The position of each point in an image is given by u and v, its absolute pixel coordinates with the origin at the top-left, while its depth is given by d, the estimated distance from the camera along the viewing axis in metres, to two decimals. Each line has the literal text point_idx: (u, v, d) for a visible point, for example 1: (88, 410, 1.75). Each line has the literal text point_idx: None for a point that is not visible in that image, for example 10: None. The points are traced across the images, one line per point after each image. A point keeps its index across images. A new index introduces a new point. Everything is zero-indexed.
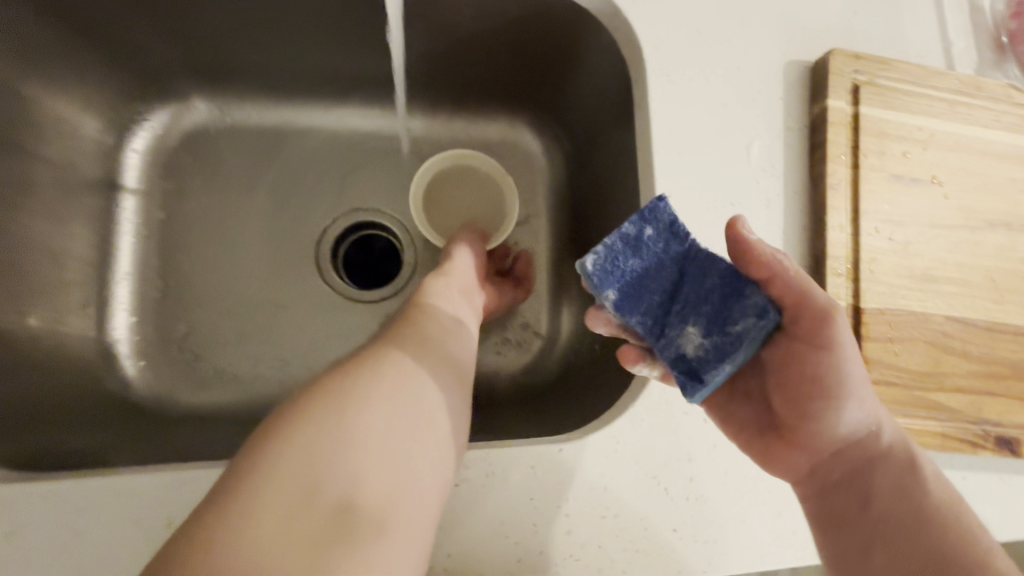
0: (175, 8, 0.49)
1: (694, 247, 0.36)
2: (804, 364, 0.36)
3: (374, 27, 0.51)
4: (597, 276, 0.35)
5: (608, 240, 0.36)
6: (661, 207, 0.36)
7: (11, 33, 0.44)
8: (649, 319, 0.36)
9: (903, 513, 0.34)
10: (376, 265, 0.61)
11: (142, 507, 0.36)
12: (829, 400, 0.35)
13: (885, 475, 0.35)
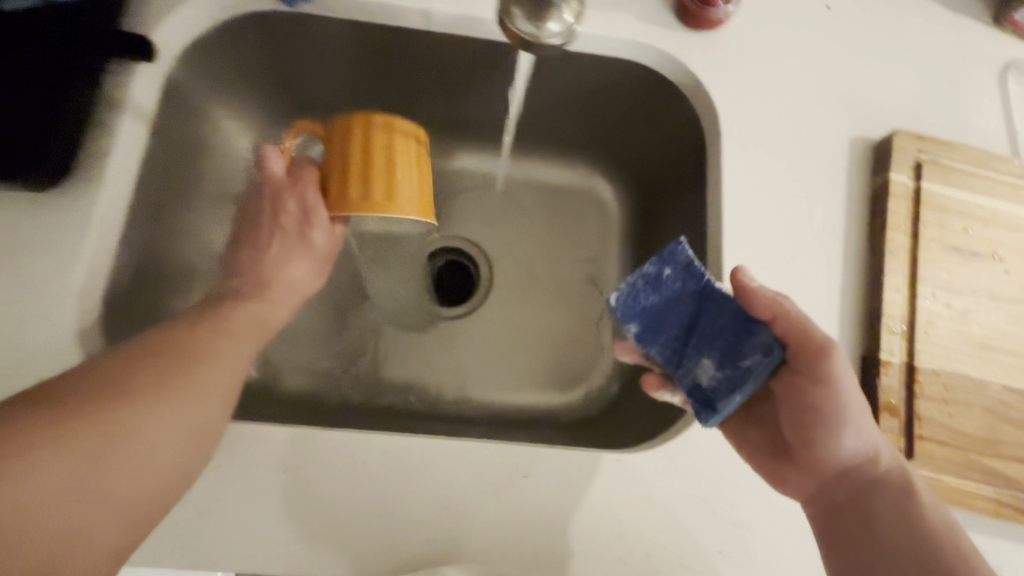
0: (330, 60, 0.58)
1: (710, 285, 0.39)
2: (805, 393, 0.38)
3: (485, 85, 0.60)
4: (620, 311, 0.39)
5: (629, 278, 0.40)
6: (679, 249, 0.39)
7: (206, 68, 0.54)
8: (668, 350, 0.40)
9: (903, 536, 0.36)
10: (453, 284, 0.69)
11: (251, 453, 0.41)
12: (829, 427, 0.38)
13: (885, 500, 0.38)
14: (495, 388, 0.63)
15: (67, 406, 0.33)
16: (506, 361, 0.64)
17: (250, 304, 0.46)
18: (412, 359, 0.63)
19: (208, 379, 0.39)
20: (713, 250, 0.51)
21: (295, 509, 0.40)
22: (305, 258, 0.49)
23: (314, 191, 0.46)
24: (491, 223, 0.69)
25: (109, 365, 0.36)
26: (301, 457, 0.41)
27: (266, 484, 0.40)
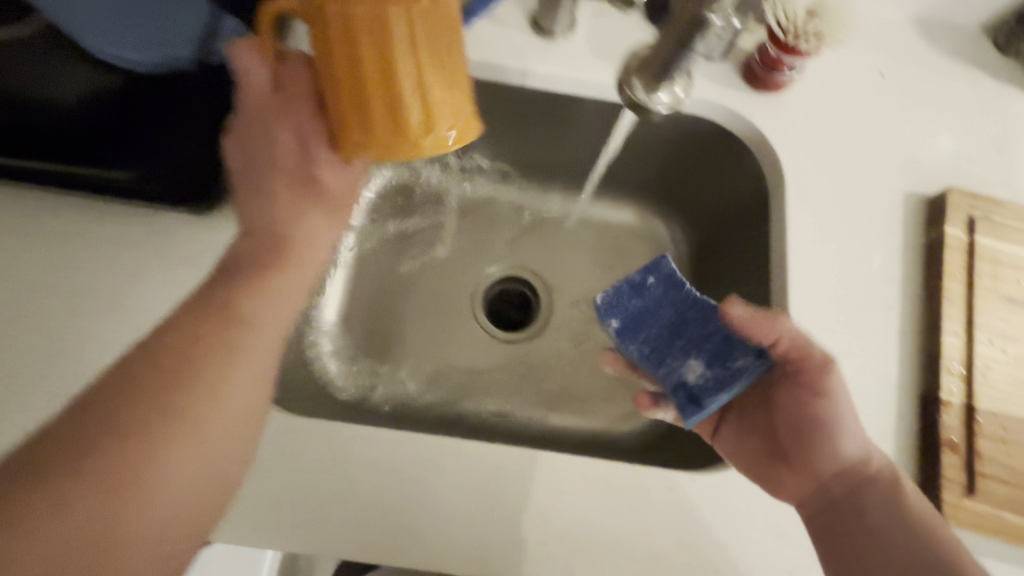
0: None
1: (689, 293, 0.45)
2: (799, 399, 0.45)
3: (562, 131, 0.67)
4: (604, 309, 0.47)
5: (617, 282, 0.47)
6: (663, 261, 0.47)
7: None
8: (647, 348, 0.45)
9: (898, 529, 0.41)
10: (514, 313, 0.76)
11: (366, 452, 0.46)
12: (824, 431, 0.44)
13: (878, 496, 0.42)
14: (545, 410, 0.69)
15: (95, 428, 0.32)
16: (564, 383, 0.70)
17: (275, 277, 0.40)
18: (470, 381, 0.69)
19: (235, 390, 0.36)
20: (777, 289, 0.55)
21: (402, 504, 0.45)
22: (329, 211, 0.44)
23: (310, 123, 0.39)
24: (554, 259, 0.76)
25: (124, 379, 0.34)
26: (402, 456, 0.46)
27: (379, 480, 0.45)
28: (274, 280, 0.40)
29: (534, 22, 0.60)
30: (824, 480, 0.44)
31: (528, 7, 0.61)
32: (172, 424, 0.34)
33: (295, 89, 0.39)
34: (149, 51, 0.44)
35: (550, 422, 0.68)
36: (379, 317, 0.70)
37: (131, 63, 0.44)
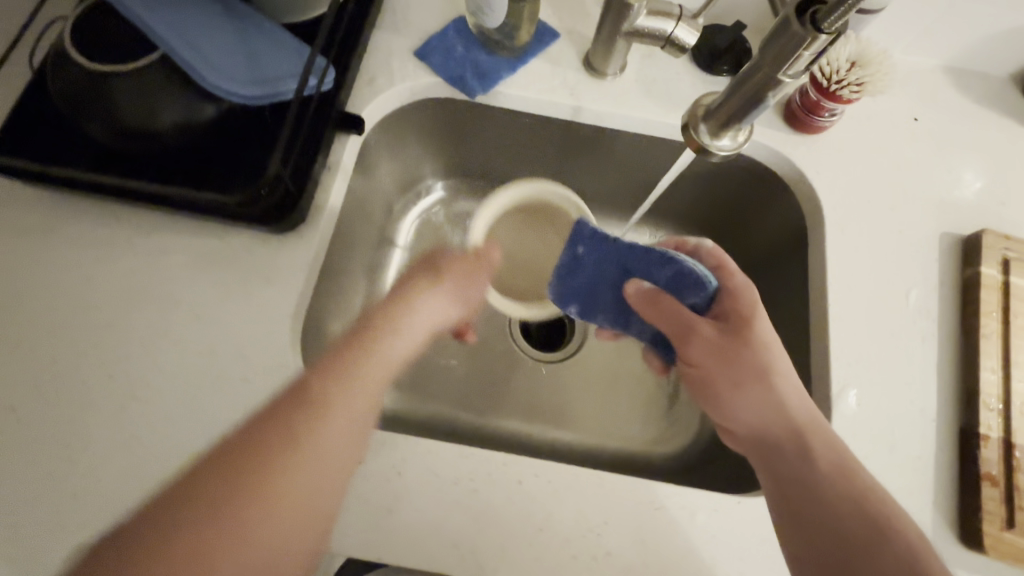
0: (480, 135, 0.70)
1: (623, 256, 0.54)
2: (696, 366, 0.51)
3: (607, 162, 0.71)
4: (559, 297, 0.57)
5: (557, 267, 0.56)
6: (583, 228, 0.55)
7: (384, 131, 0.64)
8: (610, 317, 0.58)
9: (798, 488, 0.45)
10: (549, 332, 0.78)
11: (427, 462, 0.48)
12: (719, 397, 0.50)
13: (783, 460, 0.46)
14: (581, 428, 0.71)
15: (171, 517, 0.34)
16: (600, 403, 0.73)
17: (346, 385, 0.41)
18: (509, 399, 0.72)
19: (329, 437, 0.39)
20: (815, 319, 0.58)
21: (463, 516, 0.47)
22: (443, 296, 0.50)
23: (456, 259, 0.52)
24: None
25: (210, 467, 0.36)
26: (464, 470, 0.48)
27: (441, 490, 0.47)
28: (338, 392, 0.41)
29: (586, 61, 0.64)
30: (743, 440, 0.50)
31: (580, 47, 0.65)
32: (218, 549, 0.34)
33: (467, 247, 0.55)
34: (243, 85, 0.47)
35: (586, 441, 0.70)
36: None
37: (224, 93, 0.46)
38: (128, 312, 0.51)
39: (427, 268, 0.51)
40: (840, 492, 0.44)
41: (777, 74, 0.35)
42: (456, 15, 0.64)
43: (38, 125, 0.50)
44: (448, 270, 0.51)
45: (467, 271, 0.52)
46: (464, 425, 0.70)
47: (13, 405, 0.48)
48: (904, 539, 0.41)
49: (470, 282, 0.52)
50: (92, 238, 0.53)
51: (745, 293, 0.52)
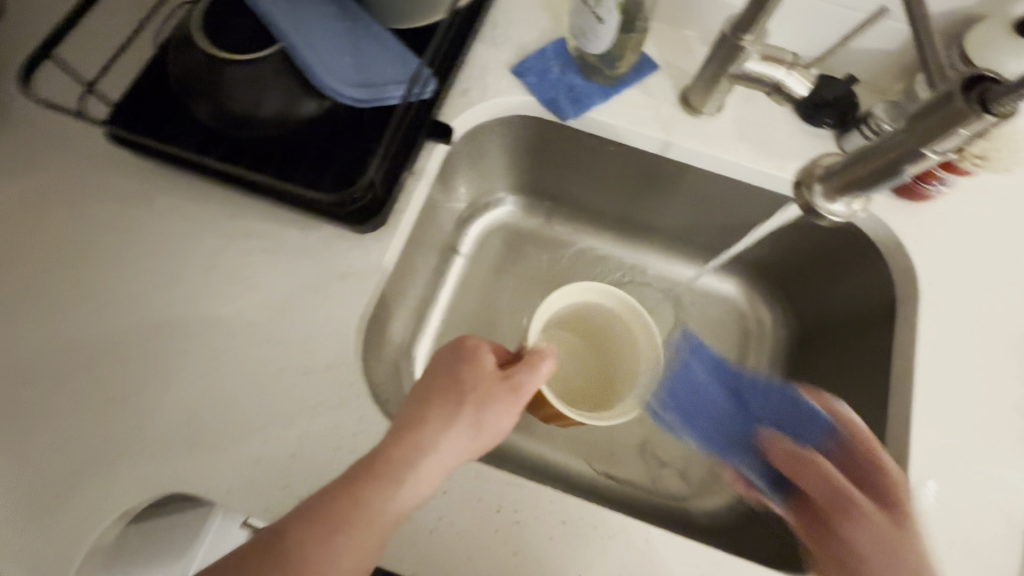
0: (562, 156, 0.69)
1: (734, 395, 0.57)
2: (816, 474, 0.50)
3: (688, 201, 0.70)
4: (664, 406, 0.57)
5: (675, 414, 0.57)
6: (682, 341, 0.60)
7: (470, 142, 0.64)
8: (709, 442, 0.56)
9: (884, 541, 0.45)
10: None
11: (474, 487, 0.47)
12: (850, 505, 0.48)
13: (865, 527, 0.47)
14: (621, 465, 0.69)
15: None
16: (646, 446, 0.70)
17: (343, 531, 0.38)
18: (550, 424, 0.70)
19: None
20: (896, 400, 0.54)
21: (504, 549, 0.45)
22: (464, 428, 0.44)
23: (505, 395, 0.46)
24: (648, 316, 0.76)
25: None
26: (509, 500, 0.47)
27: (486, 518, 0.46)
28: (351, 532, 0.38)
29: (682, 97, 0.62)
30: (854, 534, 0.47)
31: (678, 82, 0.63)
32: None
33: (519, 374, 0.47)
34: (351, 86, 0.47)
35: (626, 483, 0.68)
36: None
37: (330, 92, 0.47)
38: (204, 289, 0.52)
39: (451, 388, 0.46)
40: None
41: (920, 148, 0.39)
42: (556, 36, 0.64)
43: (147, 96, 0.52)
44: (476, 395, 0.45)
45: (504, 397, 0.46)
46: (504, 445, 0.68)
47: (93, 363, 0.50)
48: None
49: (498, 411, 0.46)
50: (181, 213, 0.55)
51: (858, 450, 0.49)
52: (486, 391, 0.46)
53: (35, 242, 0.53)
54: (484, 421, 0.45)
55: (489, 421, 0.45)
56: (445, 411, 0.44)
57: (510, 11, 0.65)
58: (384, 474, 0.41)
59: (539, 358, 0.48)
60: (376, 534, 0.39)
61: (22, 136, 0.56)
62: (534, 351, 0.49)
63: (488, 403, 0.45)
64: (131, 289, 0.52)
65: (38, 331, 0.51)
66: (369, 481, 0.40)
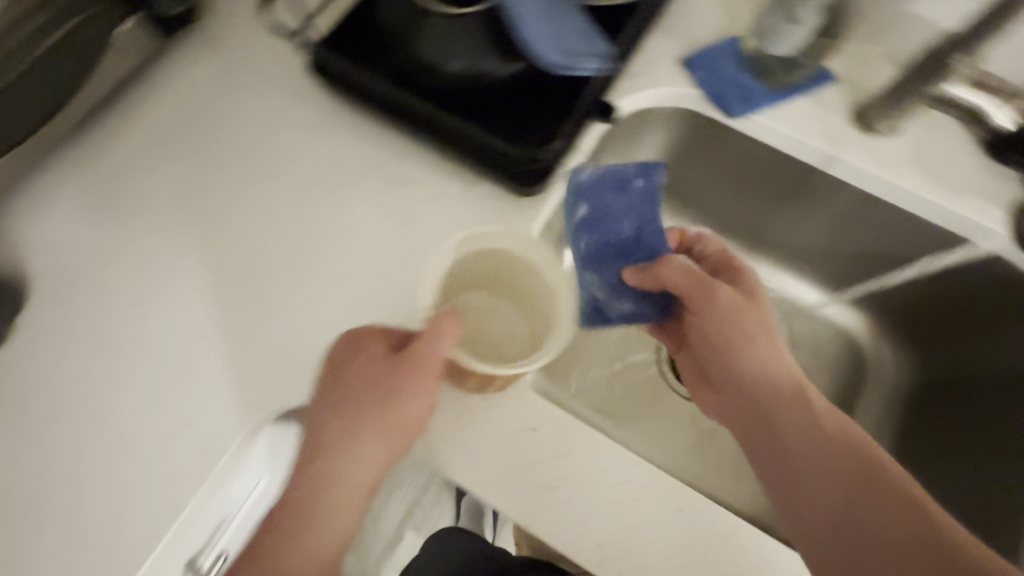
0: (710, 154, 0.68)
1: (643, 241, 0.52)
2: (692, 276, 0.50)
3: (833, 222, 0.68)
4: (582, 181, 0.52)
5: (586, 183, 0.51)
6: (656, 170, 0.52)
7: (626, 128, 0.64)
8: (590, 248, 0.52)
9: (732, 327, 0.51)
10: None
11: (599, 458, 0.48)
12: (715, 293, 0.50)
13: (715, 302, 0.50)
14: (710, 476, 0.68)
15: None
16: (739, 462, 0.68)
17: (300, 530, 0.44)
18: (661, 423, 0.70)
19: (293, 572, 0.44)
20: None
21: (621, 521, 0.46)
22: (380, 417, 0.45)
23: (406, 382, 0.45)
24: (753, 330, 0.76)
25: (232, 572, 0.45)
26: (631, 476, 0.47)
27: (608, 490, 0.47)
28: (308, 528, 0.44)
29: (858, 113, 0.60)
30: (713, 322, 0.51)
31: (856, 98, 0.61)
32: None
33: (409, 355, 0.44)
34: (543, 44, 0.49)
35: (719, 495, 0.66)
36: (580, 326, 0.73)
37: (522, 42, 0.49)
38: (368, 224, 0.56)
39: (356, 389, 0.46)
40: (788, 428, 0.47)
41: None
42: (733, 33, 0.63)
43: (351, 37, 0.56)
44: (380, 379, 0.45)
45: (415, 380, 0.44)
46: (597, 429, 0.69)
47: (261, 274, 0.54)
48: (951, 525, 0.42)
49: (408, 397, 0.45)
50: (356, 152, 0.59)
51: (730, 264, 0.55)
52: (386, 383, 0.45)
53: (224, 158, 0.59)
54: (402, 404, 0.45)
55: (403, 406, 0.45)
56: (360, 412, 0.46)
57: (690, 4, 0.64)
58: (320, 481, 0.45)
59: (424, 336, 0.44)
60: (337, 524, 0.45)
61: (228, 62, 0.62)
62: (432, 328, 0.44)
63: (394, 394, 0.45)
64: (303, 211, 0.57)
65: (216, 235, 0.56)
66: (307, 486, 0.45)
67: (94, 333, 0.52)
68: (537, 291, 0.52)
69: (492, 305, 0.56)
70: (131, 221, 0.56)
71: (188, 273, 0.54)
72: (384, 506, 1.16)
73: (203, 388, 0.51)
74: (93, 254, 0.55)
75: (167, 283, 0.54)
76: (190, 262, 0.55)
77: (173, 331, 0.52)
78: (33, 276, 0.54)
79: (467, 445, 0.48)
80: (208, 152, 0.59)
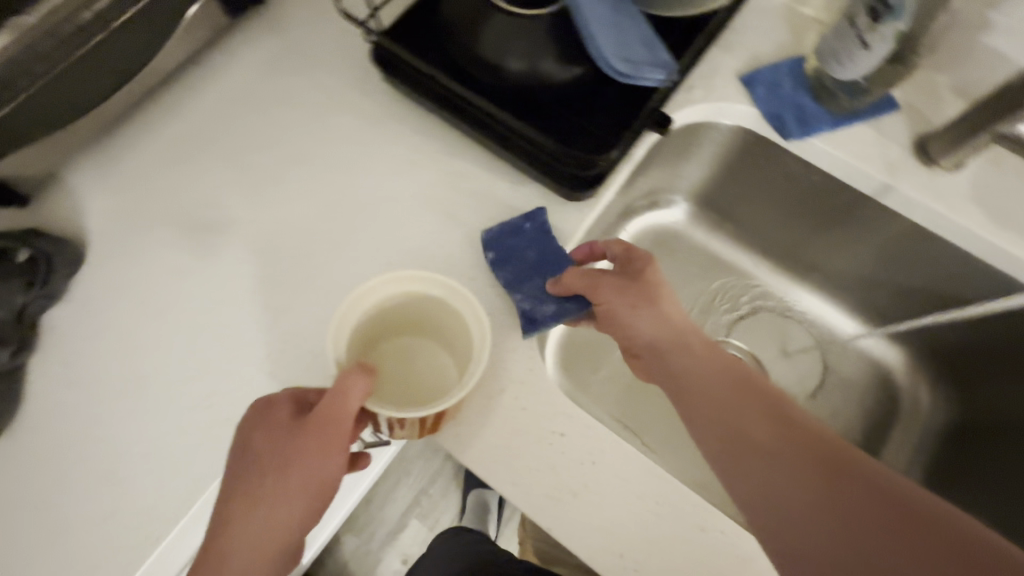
0: (760, 174, 0.67)
1: (546, 258, 0.53)
2: (585, 278, 0.49)
3: (879, 253, 0.67)
4: (486, 241, 0.54)
5: (494, 229, 0.54)
6: (538, 213, 0.54)
7: (678, 139, 0.64)
8: (508, 277, 0.52)
9: (629, 311, 0.47)
10: None
11: (626, 469, 0.48)
12: (600, 282, 0.48)
13: (604, 292, 0.48)
14: None
15: None
16: None
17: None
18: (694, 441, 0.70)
19: None
20: None
21: (644, 534, 0.46)
22: (300, 468, 0.42)
23: (320, 435, 0.41)
24: (782, 354, 0.76)
25: None
26: (659, 490, 0.47)
27: (634, 502, 0.47)
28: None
29: (919, 144, 0.58)
30: (614, 316, 0.48)
31: (918, 128, 0.59)
32: None
33: (323, 410, 0.41)
34: (611, 53, 0.48)
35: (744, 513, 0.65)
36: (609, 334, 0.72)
37: (593, 48, 0.48)
38: (415, 214, 0.56)
39: (271, 449, 0.42)
40: (729, 424, 0.43)
41: None
42: (796, 54, 0.62)
43: (415, 30, 0.57)
44: (297, 436, 0.42)
45: (327, 435, 0.41)
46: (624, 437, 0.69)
47: (307, 253, 0.55)
48: (930, 497, 0.38)
49: (315, 458, 0.42)
50: (408, 143, 0.59)
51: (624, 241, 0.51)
52: (289, 449, 0.42)
53: (280, 138, 0.60)
54: (325, 457, 0.42)
55: (321, 461, 0.42)
56: (274, 467, 0.42)
57: (753, 20, 0.63)
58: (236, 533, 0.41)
59: (334, 387, 0.40)
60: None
61: (293, 45, 0.63)
62: (337, 385, 0.40)
63: (301, 458, 0.42)
64: (351, 196, 0.57)
65: (266, 212, 0.57)
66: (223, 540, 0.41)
67: (140, 296, 0.54)
68: (452, 324, 0.47)
69: (405, 347, 0.50)
70: (185, 193, 0.58)
71: (240, 247, 0.56)
72: (393, 492, 1.18)
73: (243, 360, 0.52)
74: (148, 221, 0.57)
75: (215, 255, 0.55)
76: (241, 236, 0.56)
77: (218, 301, 0.54)
78: (90, 237, 0.56)
79: (497, 442, 0.48)
80: (266, 132, 0.60)
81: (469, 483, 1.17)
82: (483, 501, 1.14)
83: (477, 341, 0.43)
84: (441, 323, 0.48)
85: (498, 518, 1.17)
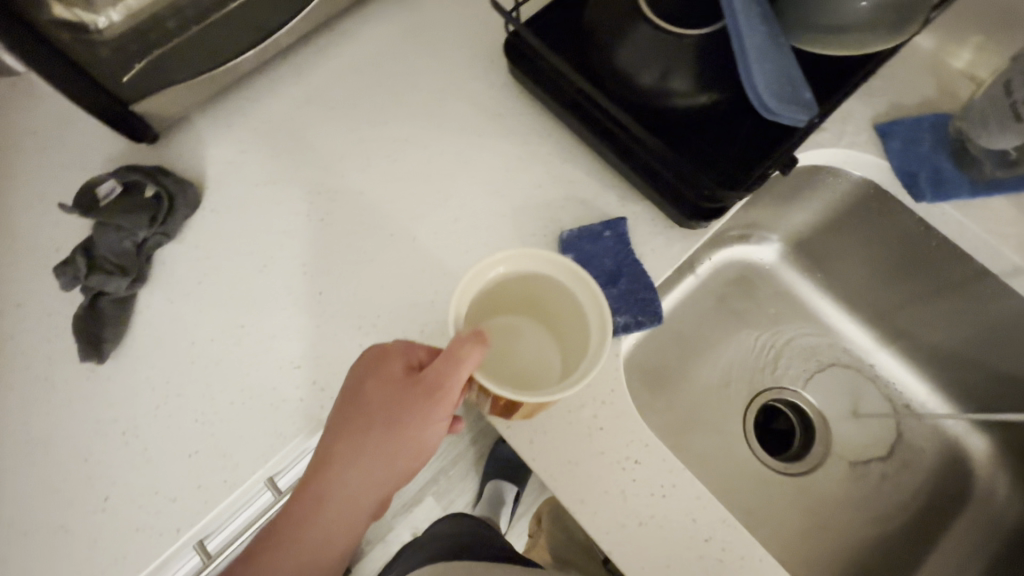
0: (876, 224, 0.64)
1: (623, 269, 0.53)
2: None
3: (983, 329, 0.63)
4: (563, 243, 0.54)
5: (572, 231, 0.54)
6: (619, 222, 0.54)
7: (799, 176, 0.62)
8: None
9: None
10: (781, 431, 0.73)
11: (692, 507, 0.47)
12: None
13: None
14: (781, 533, 0.66)
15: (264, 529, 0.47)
16: (800, 536, 0.66)
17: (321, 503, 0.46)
18: (751, 477, 0.69)
19: (310, 533, 0.46)
20: None
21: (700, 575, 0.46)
22: (404, 425, 0.44)
23: (426, 397, 0.43)
24: (850, 407, 0.73)
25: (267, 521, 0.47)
26: (722, 535, 0.46)
27: (694, 541, 0.46)
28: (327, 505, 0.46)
29: None
30: None
31: None
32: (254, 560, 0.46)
33: (436, 376, 0.42)
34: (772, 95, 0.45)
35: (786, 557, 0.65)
36: (682, 356, 0.70)
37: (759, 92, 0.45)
38: (518, 211, 0.56)
39: (381, 398, 0.44)
40: None
41: None
42: (938, 111, 0.59)
43: (554, 28, 0.56)
44: (408, 391, 0.44)
45: (432, 400, 0.43)
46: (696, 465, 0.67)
47: (410, 230, 0.56)
48: None
49: (419, 419, 0.44)
50: (523, 139, 0.59)
51: None
52: (396, 403, 0.44)
53: (399, 112, 0.61)
54: (428, 418, 0.44)
55: (423, 419, 0.44)
56: (380, 416, 0.45)
57: (898, 69, 0.60)
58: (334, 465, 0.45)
59: (452, 351, 0.40)
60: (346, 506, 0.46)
61: (426, 24, 0.64)
62: (451, 350, 0.40)
63: (409, 412, 0.44)
64: (460, 182, 0.58)
65: (376, 184, 0.58)
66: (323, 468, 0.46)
67: (248, 242, 0.56)
68: (567, 311, 0.46)
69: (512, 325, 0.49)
70: (302, 152, 0.59)
71: (347, 212, 0.57)
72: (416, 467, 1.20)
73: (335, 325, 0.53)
74: (264, 175, 0.58)
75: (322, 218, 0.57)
76: (350, 203, 0.57)
77: (321, 259, 0.55)
78: (209, 182, 0.58)
79: (569, 456, 0.48)
80: (387, 105, 0.61)
81: (489, 472, 1.18)
82: (499, 493, 1.15)
83: (598, 328, 0.43)
84: (553, 309, 0.48)
85: (511, 511, 1.18)
